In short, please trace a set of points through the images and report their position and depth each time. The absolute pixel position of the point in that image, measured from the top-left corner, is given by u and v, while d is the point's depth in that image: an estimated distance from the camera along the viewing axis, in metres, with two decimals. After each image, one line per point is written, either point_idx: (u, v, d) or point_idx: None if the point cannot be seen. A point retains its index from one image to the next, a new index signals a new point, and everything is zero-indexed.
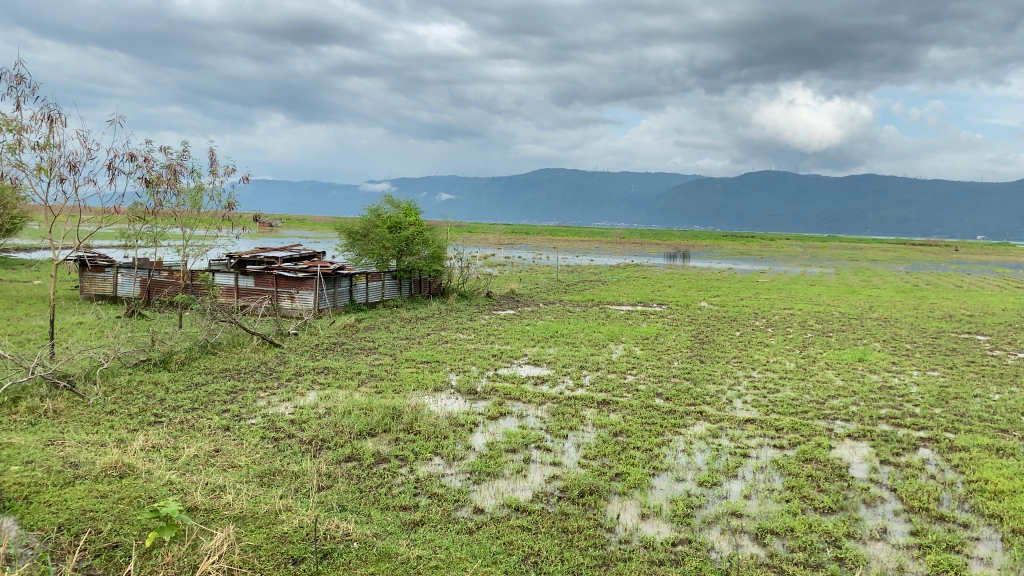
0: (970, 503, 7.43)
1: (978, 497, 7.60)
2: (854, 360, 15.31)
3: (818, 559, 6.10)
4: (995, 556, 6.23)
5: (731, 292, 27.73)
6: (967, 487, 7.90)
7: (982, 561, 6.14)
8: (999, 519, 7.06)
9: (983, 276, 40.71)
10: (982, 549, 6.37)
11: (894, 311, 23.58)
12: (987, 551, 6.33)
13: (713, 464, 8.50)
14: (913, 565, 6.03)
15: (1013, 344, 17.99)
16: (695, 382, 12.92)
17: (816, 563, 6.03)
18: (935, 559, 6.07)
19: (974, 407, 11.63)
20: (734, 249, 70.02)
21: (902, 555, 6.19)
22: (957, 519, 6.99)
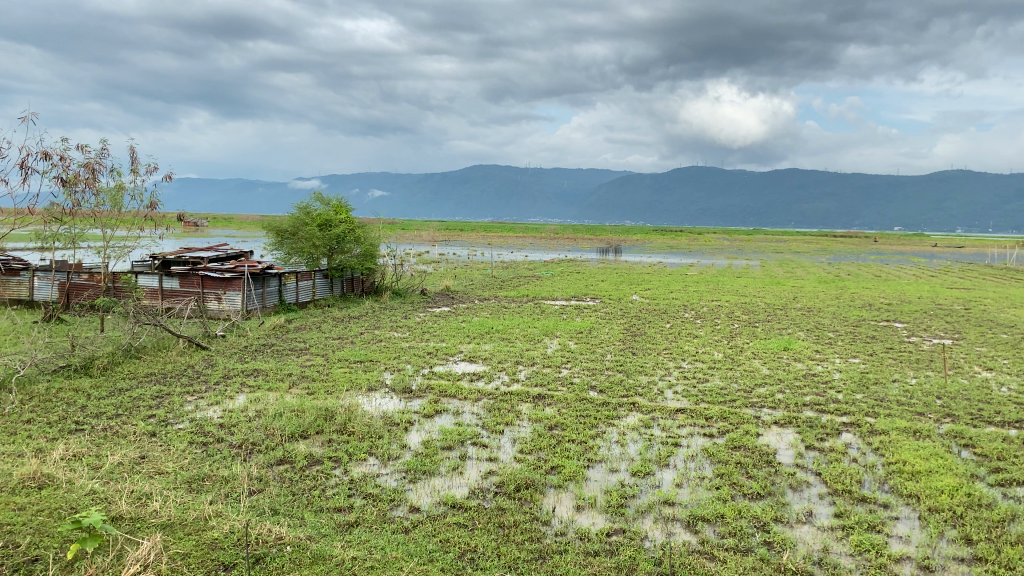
0: (890, 484, 7.74)
1: (897, 477, 7.92)
2: (780, 349, 15.76)
3: (747, 544, 6.26)
4: (913, 534, 6.50)
5: (662, 286, 28.20)
6: (887, 470, 8.21)
7: (901, 539, 6.40)
8: (917, 498, 7.37)
9: (900, 265, 42.40)
10: (901, 527, 6.63)
11: (817, 301, 24.36)
12: (906, 530, 6.59)
13: (646, 454, 8.64)
14: (837, 546, 6.25)
15: (928, 330, 18.79)
16: (627, 374, 13.13)
17: (746, 548, 6.19)
18: (857, 539, 6.30)
19: (893, 392, 12.11)
20: (665, 243, 71.24)
21: (827, 537, 6.40)
22: (877, 500, 7.27)
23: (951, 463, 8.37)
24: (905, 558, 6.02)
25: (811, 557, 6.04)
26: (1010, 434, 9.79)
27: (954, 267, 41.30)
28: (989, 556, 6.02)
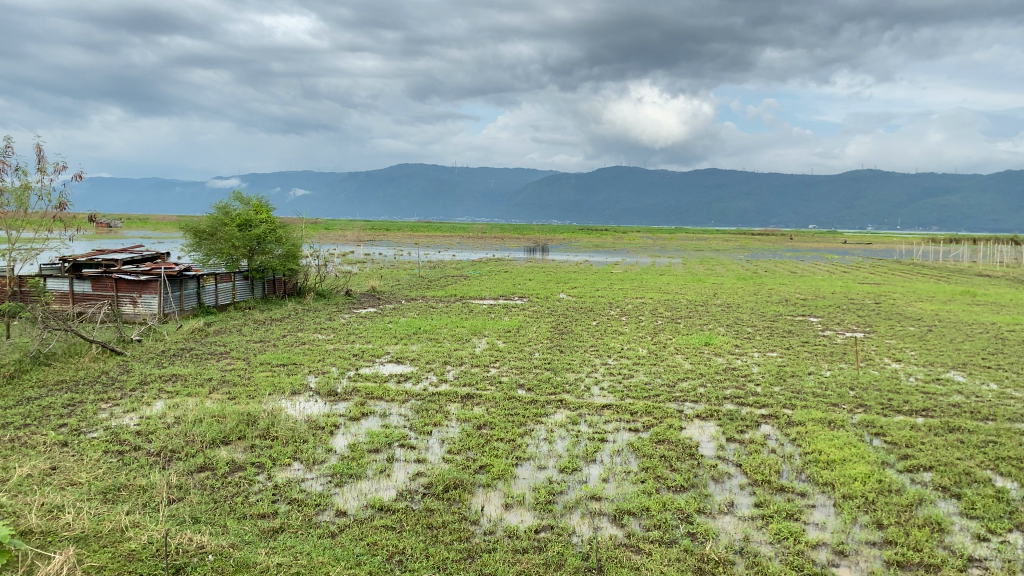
0: (807, 473, 8.02)
1: (813, 467, 8.21)
2: (701, 344, 16.15)
3: (672, 536, 6.40)
4: (829, 521, 6.75)
5: (587, 284, 28.52)
6: (803, 459, 8.51)
7: (818, 526, 6.63)
8: (832, 485, 7.66)
9: (815, 262, 44.00)
10: (817, 515, 6.88)
11: (736, 297, 25.05)
12: (822, 517, 6.84)
13: (573, 450, 8.74)
14: (757, 535, 6.45)
15: (841, 324, 19.55)
16: (555, 371, 13.24)
17: (671, 540, 6.33)
18: (777, 527, 6.51)
19: (809, 384, 12.56)
20: (590, 241, 72.17)
21: (748, 526, 6.60)
22: (795, 489, 7.52)
23: (863, 452, 8.73)
24: (822, 544, 6.25)
25: (733, 546, 6.21)
26: (918, 422, 10.27)
27: (864, 263, 43.03)
28: (899, 538, 6.30)
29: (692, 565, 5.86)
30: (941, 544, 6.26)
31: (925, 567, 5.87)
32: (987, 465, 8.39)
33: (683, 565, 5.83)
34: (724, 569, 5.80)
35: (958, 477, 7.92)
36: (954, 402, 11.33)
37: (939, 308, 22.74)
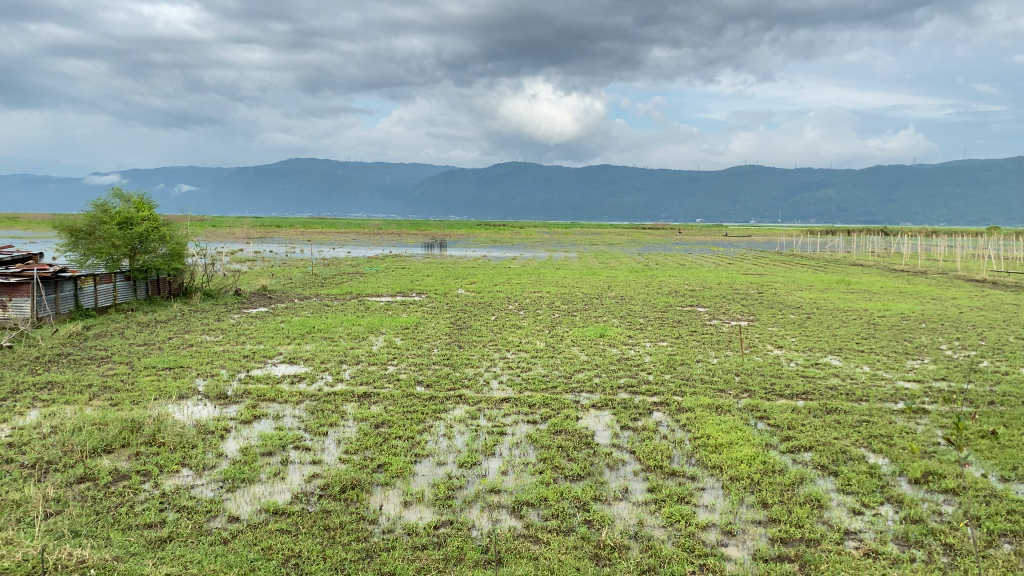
0: (697, 457, 8.35)
1: (702, 451, 8.56)
2: (596, 335, 16.52)
3: (569, 525, 6.55)
4: (717, 502, 7.05)
5: (485, 279, 28.63)
6: (693, 444, 8.86)
7: (707, 508, 6.92)
8: (720, 468, 8.01)
9: (703, 254, 45.62)
10: (707, 497, 7.19)
11: (629, 289, 25.72)
12: (711, 499, 7.15)
13: (472, 445, 8.80)
14: (651, 519, 6.68)
15: (727, 313, 20.40)
16: (453, 367, 13.27)
17: (568, 528, 6.47)
18: (669, 511, 6.76)
19: (697, 371, 13.07)
20: (487, 237, 72.38)
21: (642, 511, 6.82)
22: (685, 473, 7.83)
23: (748, 435, 9.16)
24: (711, 525, 6.53)
25: (627, 531, 6.41)
26: (798, 404, 10.86)
27: (748, 255, 44.90)
28: (782, 516, 6.65)
29: (589, 552, 6.01)
30: (820, 520, 6.64)
31: (806, 542, 6.21)
32: (861, 443, 8.95)
33: (580, 553, 5.98)
34: (619, 554, 5.97)
35: (835, 456, 8.42)
36: (830, 385, 12.03)
37: (817, 296, 24.00)
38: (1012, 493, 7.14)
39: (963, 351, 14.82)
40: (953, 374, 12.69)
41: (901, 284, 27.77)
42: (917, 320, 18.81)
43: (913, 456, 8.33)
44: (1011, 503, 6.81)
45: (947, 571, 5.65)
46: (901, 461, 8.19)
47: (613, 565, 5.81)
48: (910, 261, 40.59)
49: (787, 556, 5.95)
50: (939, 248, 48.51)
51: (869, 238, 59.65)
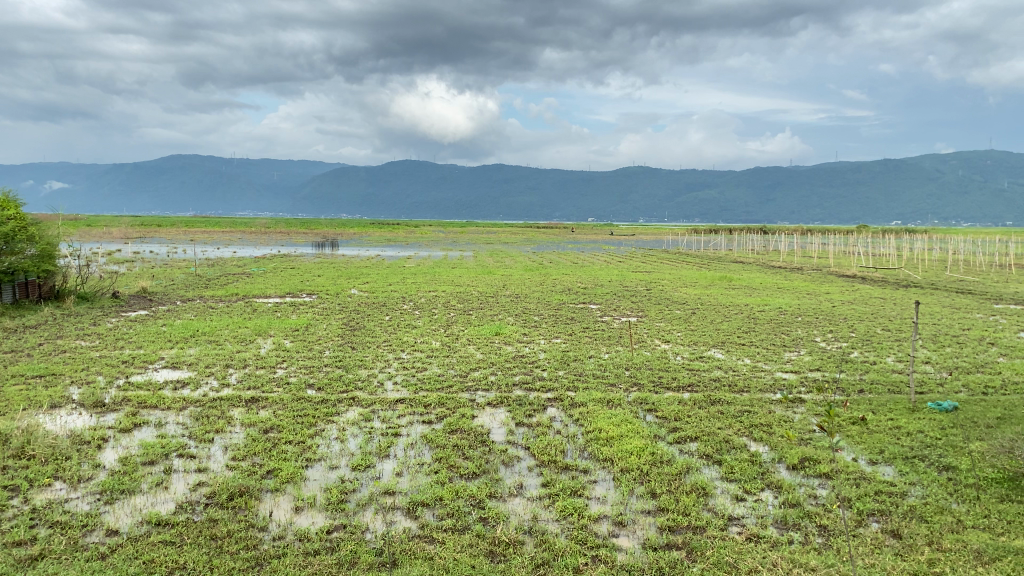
0: (589, 451, 8.57)
1: (594, 444, 8.78)
2: (491, 334, 16.64)
3: (464, 523, 6.59)
4: (608, 494, 7.26)
5: (379, 278, 28.35)
6: (586, 438, 9.08)
7: (599, 500, 7.12)
8: (612, 460, 8.25)
9: (595, 252, 46.51)
10: (599, 489, 7.39)
11: (524, 287, 25.98)
12: (603, 491, 7.36)
13: (366, 447, 8.73)
14: (545, 513, 6.81)
15: (617, 310, 20.94)
16: (346, 369, 13.09)
17: (463, 527, 6.51)
18: (562, 505, 6.91)
19: (590, 366, 13.38)
20: (381, 236, 71.39)
21: (536, 506, 6.95)
22: (578, 467, 8.02)
23: (638, 427, 9.47)
24: (602, 517, 6.72)
25: (522, 527, 6.51)
26: (684, 396, 11.29)
27: (637, 253, 46.14)
28: (669, 505, 6.91)
29: (484, 549, 6.07)
30: (706, 507, 6.93)
31: (692, 529, 6.47)
32: (743, 432, 9.39)
33: (475, 550, 6.04)
34: (514, 550, 6.06)
35: (719, 445, 8.80)
36: (714, 377, 12.58)
37: (702, 292, 24.94)
38: (879, 474, 7.65)
39: (835, 342, 15.77)
40: (826, 364, 13.49)
41: (780, 280, 29.16)
42: (793, 314, 19.86)
43: (790, 443, 8.82)
44: (878, 484, 7.30)
45: (821, 550, 6.00)
46: (780, 448, 8.65)
47: (508, 561, 5.88)
48: (787, 258, 42.70)
49: (675, 543, 6.18)
50: (814, 246, 51.21)
51: (750, 236, 62.35)
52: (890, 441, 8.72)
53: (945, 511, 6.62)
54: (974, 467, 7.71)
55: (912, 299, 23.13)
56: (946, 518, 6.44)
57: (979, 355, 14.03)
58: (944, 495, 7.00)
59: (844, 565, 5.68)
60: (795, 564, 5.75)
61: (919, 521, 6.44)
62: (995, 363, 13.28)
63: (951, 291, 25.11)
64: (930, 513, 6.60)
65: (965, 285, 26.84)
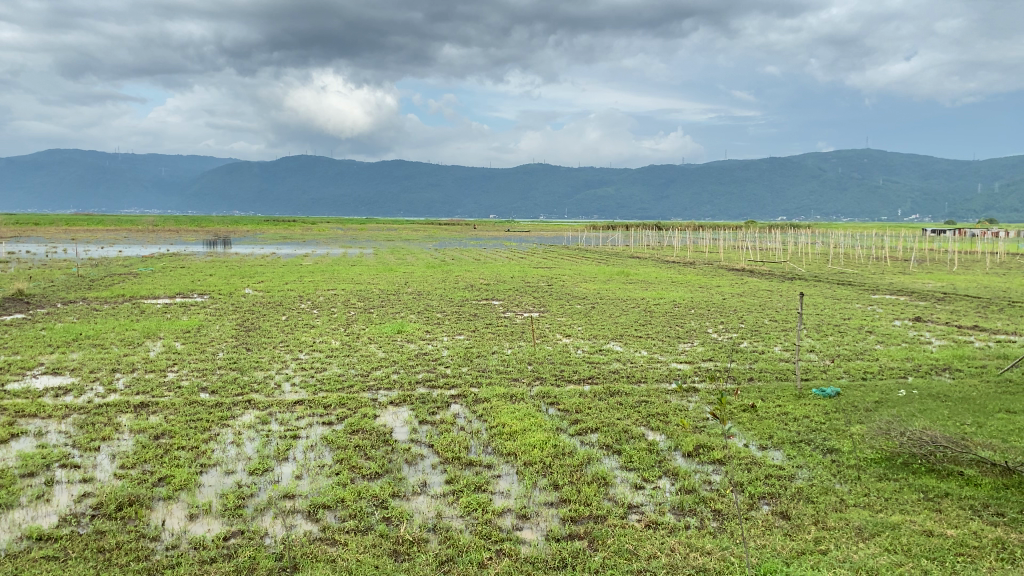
0: (492, 446, 8.64)
1: (498, 439, 8.85)
2: (393, 332, 16.51)
3: (367, 523, 6.54)
4: (512, 488, 7.35)
5: (275, 277, 27.55)
6: (489, 433, 9.14)
7: (503, 494, 7.19)
8: (515, 454, 8.34)
9: (497, 248, 46.72)
10: (503, 483, 7.46)
11: (425, 285, 25.83)
12: (506, 485, 7.43)
13: (263, 451, 8.52)
14: (449, 510, 6.83)
15: (519, 306, 21.11)
16: (242, 371, 12.72)
17: (366, 527, 6.46)
18: (466, 501, 6.95)
19: (493, 362, 13.47)
20: (277, 233, 69.49)
21: (440, 503, 6.96)
22: (482, 462, 8.07)
23: (540, 421, 9.61)
24: (506, 510, 6.79)
25: (426, 525, 6.50)
26: (585, 389, 11.52)
27: (538, 249, 46.54)
28: (572, 496, 7.05)
29: (388, 549, 6.04)
30: (607, 496, 7.12)
31: (594, 518, 6.63)
32: (641, 422, 9.67)
33: (378, 551, 6.00)
34: (418, 548, 6.05)
35: (619, 435, 9.03)
36: (614, 369, 12.88)
37: (601, 287, 25.43)
38: (769, 459, 8.02)
39: (727, 333, 16.41)
40: (718, 354, 14.04)
41: (675, 274, 30.00)
42: (688, 306, 20.53)
43: (686, 431, 9.14)
44: (768, 468, 7.66)
45: (716, 534, 6.24)
46: (676, 437, 8.95)
47: (412, 559, 5.87)
48: (681, 253, 43.96)
49: (577, 534, 6.31)
50: (707, 243, 53.02)
51: (646, 232, 64.02)
52: (778, 427, 9.15)
53: (829, 492, 7.01)
54: (855, 449, 8.19)
55: (798, 291, 24.24)
56: (830, 498, 6.82)
57: (859, 342, 14.87)
58: (828, 477, 7.41)
59: (737, 548, 5.93)
60: (692, 547, 5.97)
61: (806, 502, 6.79)
62: (873, 350, 14.10)
63: (832, 282, 26.45)
64: (815, 494, 6.97)
65: (845, 277, 28.35)
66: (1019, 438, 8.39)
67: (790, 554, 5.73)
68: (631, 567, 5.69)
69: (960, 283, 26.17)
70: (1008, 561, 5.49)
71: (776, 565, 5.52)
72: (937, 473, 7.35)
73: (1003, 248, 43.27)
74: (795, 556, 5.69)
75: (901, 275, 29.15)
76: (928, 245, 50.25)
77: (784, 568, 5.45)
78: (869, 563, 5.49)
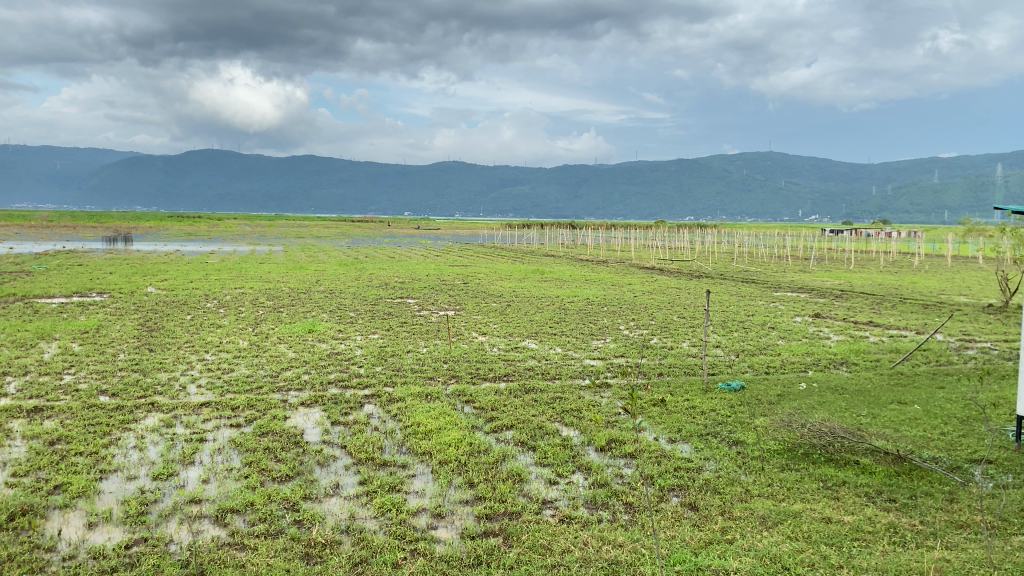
0: (407, 446, 8.58)
1: (412, 439, 8.80)
2: (304, 331, 16.19)
3: (278, 527, 6.41)
4: (427, 487, 7.32)
5: (179, 275, 26.56)
6: (404, 433, 9.08)
7: (418, 494, 7.16)
8: (430, 453, 8.31)
9: (411, 246, 46.35)
10: (417, 483, 7.43)
11: (337, 283, 25.40)
12: (421, 484, 7.40)
13: (168, 455, 8.23)
14: (363, 511, 6.75)
15: (434, 304, 21.02)
16: (144, 373, 12.24)
17: (276, 531, 6.33)
18: (380, 502, 6.89)
19: (408, 361, 13.37)
20: (181, 230, 67.03)
21: (354, 505, 6.88)
22: (397, 462, 8.02)
23: (455, 419, 9.60)
24: (421, 510, 6.77)
25: (338, 527, 6.41)
26: (500, 386, 11.58)
27: (453, 247, 46.30)
28: (487, 494, 7.08)
29: (300, 552, 5.94)
30: (521, 492, 7.18)
31: (508, 515, 6.67)
32: (555, 417, 9.79)
33: (290, 554, 5.89)
34: (331, 550, 5.96)
35: (533, 432, 9.11)
36: (529, 366, 12.99)
37: (515, 285, 25.56)
38: (678, 452, 8.24)
39: (638, 330, 16.76)
40: (630, 350, 14.33)
41: (588, 272, 30.42)
42: (601, 304, 20.87)
43: (599, 426, 9.30)
44: (677, 461, 7.87)
45: (628, 526, 6.38)
46: (589, 432, 9.10)
47: (325, 562, 5.78)
48: (594, 251, 44.64)
49: (492, 531, 6.34)
50: (619, 241, 53.97)
51: (561, 231, 64.67)
52: (686, 420, 9.43)
53: (735, 482, 7.26)
54: (759, 440, 8.49)
55: (705, 288, 24.93)
56: (736, 489, 7.06)
57: (762, 338, 15.43)
58: (734, 468, 7.67)
59: (647, 539, 6.07)
60: (604, 540, 6.08)
61: (713, 493, 7.02)
62: (775, 346, 14.65)
63: (738, 280, 27.33)
64: (722, 485, 7.21)
65: (750, 275, 29.36)
66: (909, 428, 8.87)
67: (699, 544, 5.90)
68: (546, 561, 5.75)
69: (856, 281, 27.44)
70: (899, 544, 5.81)
71: (685, 555, 5.67)
72: (835, 463, 7.70)
73: (895, 247, 45.61)
74: (703, 546, 5.86)
75: (801, 273, 30.37)
76: (827, 244, 52.52)
77: (692, 558, 5.61)
78: (773, 550, 5.70)
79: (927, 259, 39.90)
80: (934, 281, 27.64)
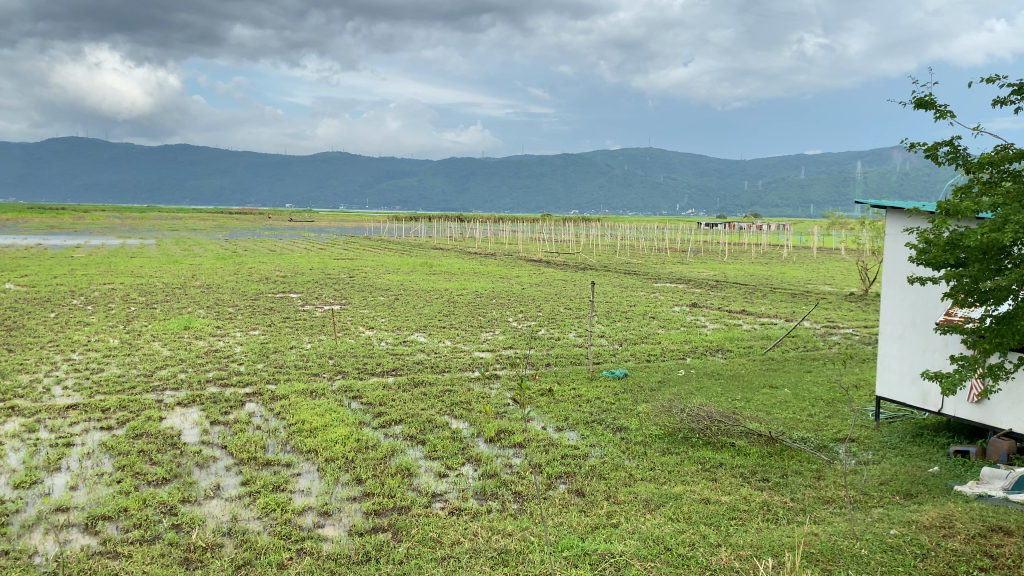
0: (291, 444, 8.38)
1: (297, 436, 8.60)
2: (180, 328, 15.51)
3: (154, 532, 6.13)
4: (313, 486, 7.17)
5: (40, 271, 24.85)
6: (288, 431, 8.84)
7: (303, 493, 7.00)
8: (315, 451, 8.14)
9: (294, 240, 45.10)
10: (303, 482, 7.26)
11: (215, 277, 24.49)
12: (307, 483, 7.25)
13: (30, 462, 7.72)
14: (245, 512, 6.55)
15: (318, 298, 20.58)
16: (2, 375, 11.40)
17: (153, 537, 6.05)
18: (263, 502, 6.70)
19: (291, 357, 13.04)
20: (42, 223, 62.70)
21: (235, 506, 6.66)
22: (280, 461, 7.81)
23: (342, 415, 9.44)
24: (307, 509, 6.62)
25: (220, 529, 6.20)
26: (388, 381, 11.46)
27: (338, 240, 45.33)
28: (375, 489, 7.01)
29: (178, 557, 5.70)
30: (410, 487, 7.14)
31: (397, 510, 6.62)
32: (444, 410, 9.79)
33: (167, 560, 5.64)
34: (211, 554, 5.75)
35: (422, 426, 9.06)
36: (417, 360, 12.93)
37: (403, 278, 25.32)
38: (565, 440, 8.41)
39: (525, 321, 16.95)
40: (517, 342, 14.49)
41: (476, 265, 30.52)
42: (487, 296, 20.97)
43: (488, 418, 9.36)
44: (564, 448, 8.02)
45: (516, 515, 6.46)
46: (478, 424, 9.13)
47: (205, 566, 5.57)
48: (482, 244, 44.73)
49: (380, 527, 6.28)
50: (507, 234, 54.37)
51: (448, 225, 64.52)
52: (572, 408, 9.63)
53: (619, 467, 7.48)
54: (641, 426, 8.76)
55: (589, 280, 25.45)
56: (620, 474, 7.27)
57: (644, 327, 15.93)
58: (618, 453, 7.89)
59: (536, 527, 6.17)
60: (493, 531, 6.13)
61: (599, 479, 7.19)
62: (656, 334, 15.14)
63: (621, 272, 28.05)
64: (607, 470, 7.41)
65: (632, 267, 30.25)
66: (780, 410, 9.37)
67: (585, 529, 6.04)
68: (435, 554, 5.74)
69: (730, 271, 28.74)
70: (772, 521, 6.12)
71: (572, 541, 5.78)
72: (713, 446, 8.04)
73: (766, 240, 47.97)
74: (589, 531, 6.01)
75: (680, 264, 31.55)
76: (705, 237, 54.64)
77: (580, 543, 5.73)
78: (655, 532, 5.89)
79: (795, 251, 42.22)
80: (802, 271, 29.25)
